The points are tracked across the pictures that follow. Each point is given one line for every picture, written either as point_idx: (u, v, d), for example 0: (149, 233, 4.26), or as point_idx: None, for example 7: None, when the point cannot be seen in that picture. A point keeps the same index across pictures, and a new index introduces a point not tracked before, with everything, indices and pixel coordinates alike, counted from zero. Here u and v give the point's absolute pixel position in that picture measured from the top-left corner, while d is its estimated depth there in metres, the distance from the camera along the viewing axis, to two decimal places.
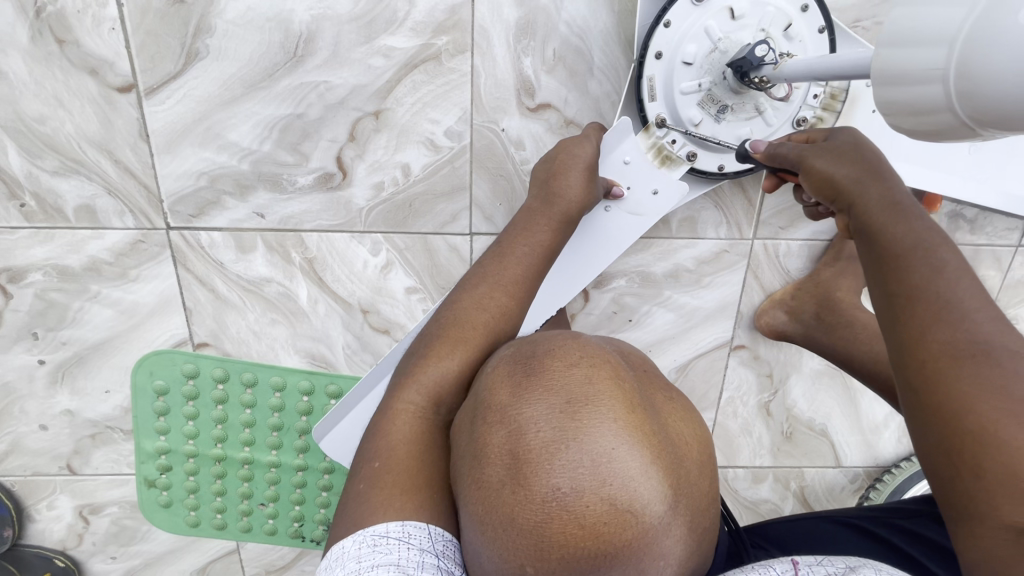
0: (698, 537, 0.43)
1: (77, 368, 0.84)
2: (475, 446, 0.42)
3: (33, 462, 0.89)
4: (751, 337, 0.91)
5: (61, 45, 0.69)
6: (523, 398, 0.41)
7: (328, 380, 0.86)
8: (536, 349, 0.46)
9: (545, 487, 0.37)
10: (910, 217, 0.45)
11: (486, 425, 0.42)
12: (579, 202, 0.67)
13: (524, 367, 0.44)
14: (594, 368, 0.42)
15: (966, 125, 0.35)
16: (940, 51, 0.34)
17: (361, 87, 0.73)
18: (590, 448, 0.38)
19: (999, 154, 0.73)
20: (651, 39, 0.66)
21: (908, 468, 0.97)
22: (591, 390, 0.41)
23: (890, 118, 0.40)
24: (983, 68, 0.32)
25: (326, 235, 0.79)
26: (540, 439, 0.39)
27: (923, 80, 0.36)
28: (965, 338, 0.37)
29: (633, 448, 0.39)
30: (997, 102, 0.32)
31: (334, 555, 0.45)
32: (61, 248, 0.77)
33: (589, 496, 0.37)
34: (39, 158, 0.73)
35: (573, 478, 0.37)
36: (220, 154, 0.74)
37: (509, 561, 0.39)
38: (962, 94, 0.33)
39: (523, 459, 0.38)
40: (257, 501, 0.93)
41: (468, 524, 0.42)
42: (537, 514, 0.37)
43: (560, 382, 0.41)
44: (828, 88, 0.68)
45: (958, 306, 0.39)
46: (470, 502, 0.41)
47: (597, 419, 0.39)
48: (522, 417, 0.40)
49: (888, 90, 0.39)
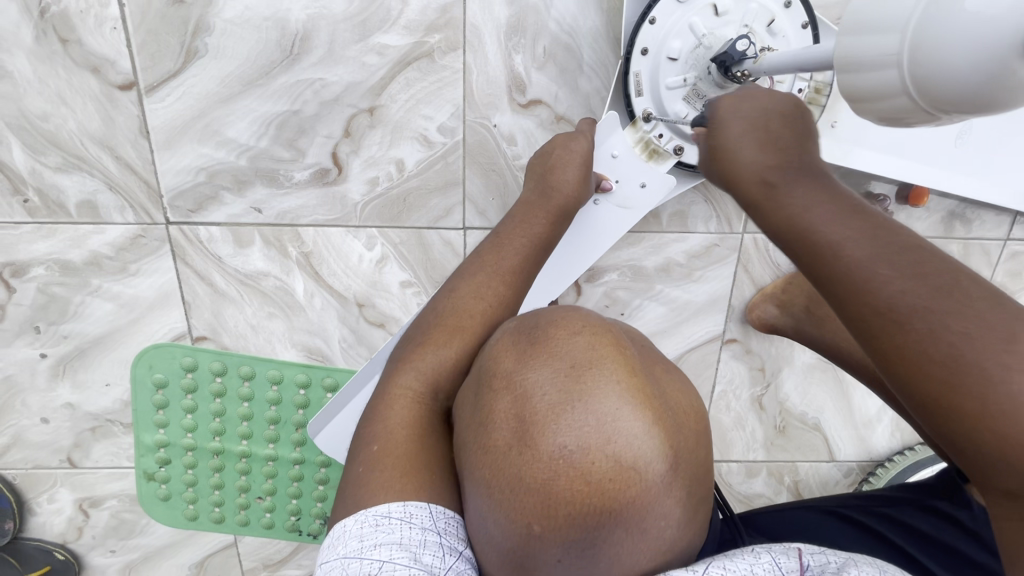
0: (696, 505, 0.44)
1: (78, 362, 0.85)
2: (482, 413, 0.43)
3: (34, 455, 0.90)
4: (742, 331, 0.92)
5: (64, 45, 0.71)
6: (528, 364, 0.42)
7: (324, 372, 0.87)
8: (539, 320, 0.47)
9: (552, 446, 0.38)
10: (797, 188, 0.43)
11: (492, 392, 0.43)
12: (574, 196, 0.68)
13: (528, 337, 0.45)
14: (596, 336, 0.44)
15: (920, 106, 0.37)
16: (895, 38, 0.36)
17: (356, 84, 0.74)
18: (595, 407, 0.39)
19: (985, 147, 0.74)
20: (637, 35, 0.68)
21: (901, 461, 0.98)
22: (594, 355, 0.42)
23: (850, 103, 0.42)
24: (935, 51, 0.34)
25: (322, 230, 0.81)
26: (545, 401, 0.40)
27: (881, 65, 0.38)
28: (879, 307, 0.35)
29: (635, 409, 0.40)
30: (948, 83, 0.34)
31: (336, 535, 0.46)
32: (63, 243, 0.79)
33: (594, 453, 0.38)
34: (42, 154, 0.75)
35: (579, 436, 0.38)
36: (218, 150, 0.76)
37: (517, 522, 0.40)
38: (915, 77, 0.36)
39: (530, 420, 0.40)
40: (255, 494, 0.93)
41: (477, 491, 0.42)
42: (544, 472, 0.38)
43: (563, 349, 0.42)
44: (813, 82, 0.69)
45: (862, 276, 0.36)
46: (479, 467, 0.42)
47: (601, 381, 0.40)
48: (528, 382, 0.41)
49: (848, 76, 0.40)
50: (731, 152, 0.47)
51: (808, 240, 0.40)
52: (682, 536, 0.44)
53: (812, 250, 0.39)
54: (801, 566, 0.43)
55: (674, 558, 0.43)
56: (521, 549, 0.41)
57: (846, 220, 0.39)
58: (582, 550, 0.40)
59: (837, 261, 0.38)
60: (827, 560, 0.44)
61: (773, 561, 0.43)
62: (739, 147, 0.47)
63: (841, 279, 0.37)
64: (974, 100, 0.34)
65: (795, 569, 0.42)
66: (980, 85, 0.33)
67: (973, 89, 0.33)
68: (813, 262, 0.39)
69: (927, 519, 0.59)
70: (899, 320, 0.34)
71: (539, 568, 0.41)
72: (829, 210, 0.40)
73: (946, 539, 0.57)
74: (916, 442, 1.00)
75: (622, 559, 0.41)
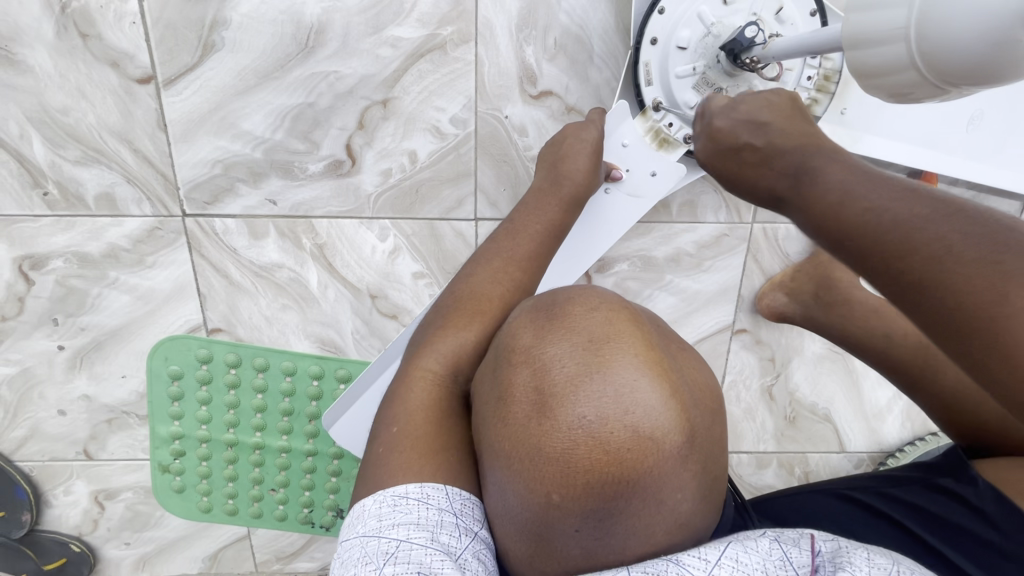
0: (711, 482, 0.45)
1: (95, 354, 0.86)
2: (500, 388, 0.44)
3: (51, 447, 0.91)
4: (752, 321, 0.92)
5: (85, 40, 0.72)
6: (547, 338, 0.43)
7: (337, 364, 0.88)
8: (556, 296, 0.47)
9: (571, 417, 0.39)
10: (814, 180, 0.45)
11: (510, 366, 0.44)
12: (585, 185, 0.69)
13: (546, 312, 0.46)
14: (613, 312, 0.44)
15: (931, 80, 0.39)
16: (902, 14, 0.38)
17: (370, 77, 0.76)
18: (613, 380, 0.40)
19: (994, 132, 0.75)
20: (646, 26, 0.69)
21: (912, 452, 0.98)
22: (612, 330, 0.43)
23: (862, 80, 0.43)
24: (942, 25, 0.36)
25: (336, 221, 0.82)
26: (564, 374, 0.41)
27: (890, 41, 0.40)
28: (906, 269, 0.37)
29: (653, 382, 0.41)
30: (956, 55, 0.36)
31: (356, 514, 0.47)
32: (82, 235, 0.80)
33: (612, 424, 0.39)
34: (61, 148, 0.76)
35: (597, 407, 0.39)
36: (234, 142, 0.77)
37: (535, 492, 0.40)
38: (925, 52, 0.38)
39: (549, 393, 0.41)
40: (268, 486, 0.94)
41: (495, 465, 0.43)
42: (563, 443, 0.39)
43: (582, 323, 0.43)
44: (822, 69, 0.70)
45: (897, 239, 0.37)
46: (497, 441, 0.43)
47: (619, 355, 0.41)
48: (546, 356, 0.42)
49: (858, 54, 0.42)
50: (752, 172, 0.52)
51: (835, 221, 0.42)
52: (697, 511, 0.44)
53: (839, 226, 0.41)
54: (813, 563, 0.43)
55: (689, 533, 0.44)
56: (539, 520, 0.41)
57: (872, 188, 0.41)
58: (600, 520, 0.40)
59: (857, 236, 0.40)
60: (838, 546, 0.44)
61: (784, 556, 0.43)
62: (757, 166, 0.52)
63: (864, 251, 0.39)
64: (980, 72, 0.36)
65: (807, 565, 0.42)
66: (985, 58, 0.35)
67: (981, 57, 0.35)
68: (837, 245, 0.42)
69: (931, 497, 0.59)
70: (933, 277, 0.35)
71: (556, 538, 0.42)
72: (855, 184, 0.42)
73: (951, 518, 0.56)
74: (928, 433, 1.00)
75: (637, 531, 0.42)
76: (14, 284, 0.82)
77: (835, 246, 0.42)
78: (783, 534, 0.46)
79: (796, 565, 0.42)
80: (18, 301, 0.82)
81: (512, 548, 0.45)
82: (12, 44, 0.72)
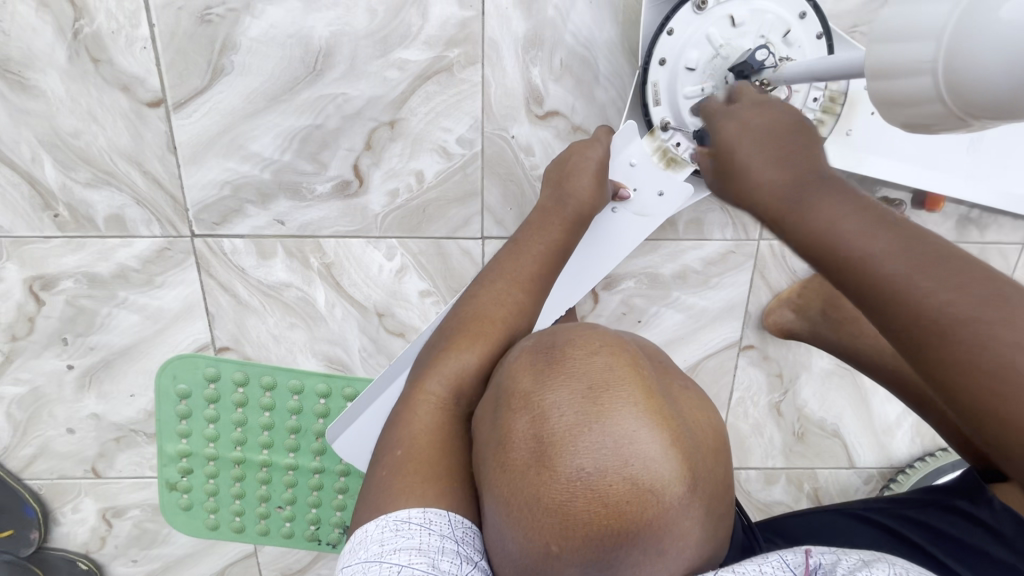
0: (715, 523, 0.44)
1: (104, 373, 0.87)
2: (500, 433, 0.43)
3: (59, 466, 0.92)
4: (759, 337, 0.92)
5: (96, 64, 0.73)
6: (545, 385, 0.43)
7: (344, 382, 0.87)
8: (556, 338, 0.47)
9: (570, 468, 0.39)
10: (819, 203, 0.42)
11: (510, 411, 0.43)
12: (590, 203, 0.69)
13: (545, 356, 0.45)
14: (614, 356, 0.44)
15: (956, 114, 0.39)
16: (929, 48, 0.38)
17: (377, 98, 0.76)
18: (612, 431, 0.40)
19: (997, 153, 0.74)
20: (654, 46, 0.70)
21: (922, 467, 0.97)
22: (611, 377, 0.42)
23: (884, 110, 0.44)
24: (970, 61, 0.36)
25: (344, 241, 0.82)
26: (563, 424, 0.40)
27: (915, 73, 0.40)
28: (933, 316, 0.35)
29: (654, 430, 0.40)
30: (982, 93, 0.36)
31: (357, 539, 0.47)
32: (92, 256, 0.81)
33: (612, 475, 0.39)
34: (72, 170, 0.77)
35: (597, 459, 0.39)
36: (243, 164, 0.78)
37: (535, 541, 0.40)
38: (949, 86, 0.38)
39: (548, 441, 0.40)
40: (275, 503, 0.94)
41: (495, 508, 0.43)
42: (563, 493, 0.39)
43: (582, 369, 0.43)
44: (828, 91, 0.70)
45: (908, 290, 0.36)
46: (497, 486, 0.42)
47: (619, 404, 0.41)
48: (545, 403, 0.42)
49: (882, 84, 0.43)
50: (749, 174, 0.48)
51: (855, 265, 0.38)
52: (700, 554, 0.44)
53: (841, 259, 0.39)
54: (809, 564, 0.44)
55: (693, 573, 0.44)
56: (540, 566, 0.41)
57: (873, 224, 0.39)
58: (601, 570, 0.40)
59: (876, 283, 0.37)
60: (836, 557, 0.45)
61: (780, 558, 0.44)
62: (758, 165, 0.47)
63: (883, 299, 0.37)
64: (1004, 108, 0.36)
65: (802, 565, 0.43)
66: (1011, 95, 0.35)
67: (1006, 95, 0.35)
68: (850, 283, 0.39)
69: (941, 516, 0.59)
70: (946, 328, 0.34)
71: None
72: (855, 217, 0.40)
73: (960, 535, 0.56)
74: (937, 448, 0.99)
75: None
76: (24, 304, 0.82)
77: (833, 271, 0.40)
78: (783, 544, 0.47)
79: (792, 565, 0.43)
80: (28, 320, 0.83)
81: None
82: (25, 69, 0.73)
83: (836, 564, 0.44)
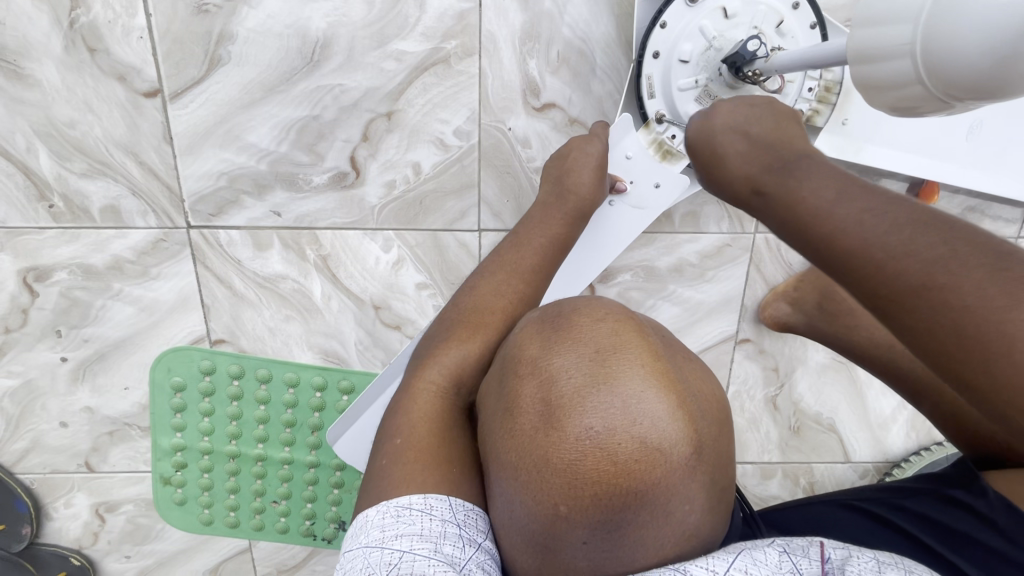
0: (719, 493, 0.44)
1: (98, 365, 0.86)
2: (507, 399, 0.44)
3: (52, 460, 0.91)
4: (755, 330, 0.92)
5: (92, 54, 0.73)
6: (554, 349, 0.43)
7: (340, 375, 0.87)
8: (562, 308, 0.47)
9: (578, 428, 0.39)
10: (800, 178, 0.46)
11: (518, 377, 0.44)
12: (588, 193, 0.69)
13: (552, 324, 0.45)
14: (620, 323, 0.44)
15: (936, 94, 0.40)
16: (909, 29, 0.40)
17: (374, 89, 0.76)
18: (620, 392, 0.40)
19: (996, 139, 0.75)
20: (648, 40, 0.70)
21: (917, 462, 0.97)
22: (619, 341, 0.43)
23: (865, 96, 0.45)
24: (949, 40, 0.37)
25: (340, 233, 0.82)
26: (571, 385, 0.40)
27: (895, 56, 0.41)
28: (907, 279, 0.37)
29: (660, 392, 0.41)
30: (962, 71, 0.37)
31: (358, 524, 0.46)
32: (86, 247, 0.80)
33: (619, 434, 0.39)
34: (68, 161, 0.77)
35: (605, 418, 0.39)
36: (239, 155, 0.78)
37: (543, 504, 0.40)
38: (929, 66, 0.39)
39: (556, 404, 0.40)
40: (270, 498, 0.93)
41: (502, 475, 0.43)
42: (571, 453, 0.39)
43: (589, 334, 0.43)
44: (823, 81, 0.70)
45: (886, 246, 0.38)
46: (504, 452, 0.42)
47: (626, 367, 0.41)
48: (553, 366, 0.42)
49: (862, 69, 0.44)
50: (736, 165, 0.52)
51: (824, 223, 0.42)
52: (705, 523, 0.44)
53: (821, 225, 0.42)
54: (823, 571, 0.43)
55: (697, 544, 0.44)
56: (547, 531, 0.41)
57: (861, 191, 0.42)
58: (607, 532, 0.40)
59: (846, 242, 0.40)
60: (848, 554, 0.44)
61: (793, 566, 0.42)
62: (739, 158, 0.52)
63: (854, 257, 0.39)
64: (984, 86, 0.37)
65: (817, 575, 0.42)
66: (994, 71, 0.36)
67: (989, 72, 0.36)
68: (823, 244, 0.42)
69: (939, 507, 0.58)
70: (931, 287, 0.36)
71: (564, 549, 0.41)
72: (834, 190, 0.43)
73: (961, 527, 0.55)
74: (933, 442, 1.00)
75: (645, 541, 0.42)
76: (18, 296, 0.82)
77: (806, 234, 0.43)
78: (792, 543, 0.46)
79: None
80: (22, 313, 0.82)
81: (518, 560, 0.45)
82: (21, 59, 0.72)
83: (847, 561, 0.43)
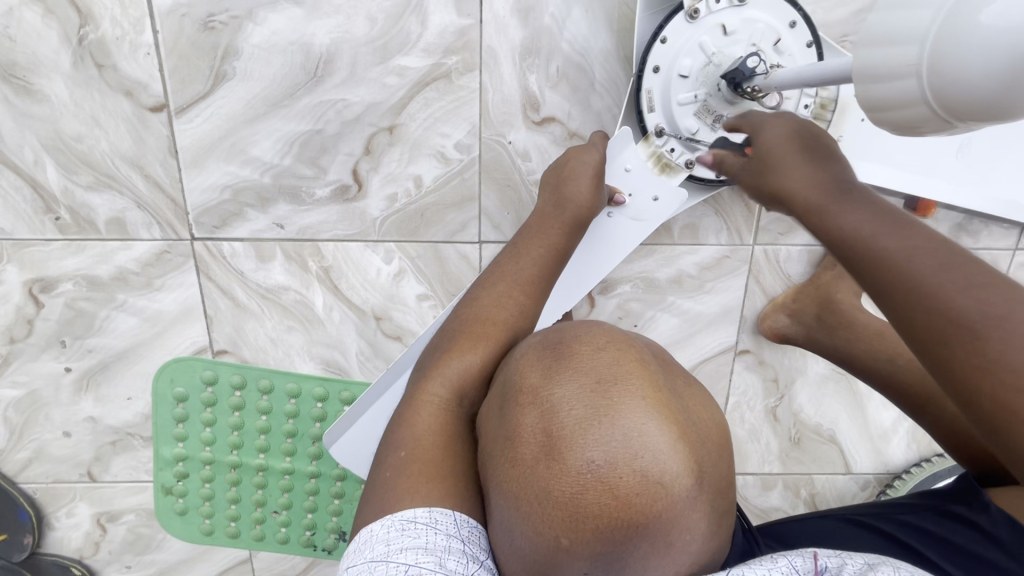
0: (718, 522, 0.45)
1: (101, 376, 0.87)
2: (509, 427, 0.44)
3: (55, 469, 0.91)
4: (755, 342, 0.93)
5: (100, 70, 0.74)
6: (555, 378, 0.43)
7: (341, 385, 0.88)
8: (563, 335, 0.47)
9: (580, 461, 0.39)
10: (851, 205, 0.46)
11: (519, 406, 0.44)
12: (587, 205, 0.70)
13: (553, 352, 0.46)
14: (620, 353, 0.44)
15: (940, 116, 0.40)
16: (913, 51, 0.40)
17: (376, 104, 0.77)
18: (622, 424, 0.40)
19: (988, 157, 0.75)
20: (648, 54, 0.71)
21: (918, 474, 0.97)
22: (618, 372, 0.43)
23: (868, 113, 0.46)
24: (955, 62, 0.37)
25: (342, 244, 0.83)
26: (572, 417, 0.41)
27: (899, 76, 0.42)
28: (949, 319, 0.38)
29: (661, 425, 0.41)
30: (966, 93, 0.37)
31: (361, 539, 0.47)
32: (91, 259, 0.81)
33: (621, 468, 0.39)
34: (74, 174, 0.78)
35: (606, 451, 0.39)
36: (242, 168, 0.79)
37: (544, 535, 0.41)
38: (933, 88, 0.39)
39: (558, 436, 0.41)
40: (270, 508, 0.93)
41: (503, 503, 0.43)
42: (573, 486, 0.39)
43: (589, 364, 0.43)
44: (819, 97, 0.71)
45: (928, 284, 0.39)
46: (506, 481, 0.43)
47: (627, 399, 0.41)
48: (554, 397, 0.42)
49: (867, 88, 0.45)
50: (790, 178, 0.51)
51: (875, 254, 0.43)
52: (705, 552, 0.44)
53: (869, 265, 0.43)
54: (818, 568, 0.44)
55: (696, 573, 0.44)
56: (549, 561, 0.41)
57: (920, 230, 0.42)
58: (609, 564, 0.40)
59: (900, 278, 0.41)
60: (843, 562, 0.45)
61: (790, 564, 0.44)
62: (800, 173, 0.51)
63: (905, 292, 0.40)
64: (989, 109, 0.37)
65: (812, 570, 0.43)
66: (999, 94, 0.36)
67: (994, 95, 0.37)
68: (874, 278, 0.42)
69: (939, 522, 0.58)
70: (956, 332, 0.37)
71: None
72: (882, 223, 0.44)
73: (960, 542, 0.55)
74: (934, 454, 0.99)
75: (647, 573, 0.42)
76: (23, 307, 0.83)
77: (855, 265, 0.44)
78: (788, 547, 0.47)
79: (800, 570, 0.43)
80: (26, 323, 0.83)
81: None
82: (30, 74, 0.74)
83: (842, 568, 0.44)
